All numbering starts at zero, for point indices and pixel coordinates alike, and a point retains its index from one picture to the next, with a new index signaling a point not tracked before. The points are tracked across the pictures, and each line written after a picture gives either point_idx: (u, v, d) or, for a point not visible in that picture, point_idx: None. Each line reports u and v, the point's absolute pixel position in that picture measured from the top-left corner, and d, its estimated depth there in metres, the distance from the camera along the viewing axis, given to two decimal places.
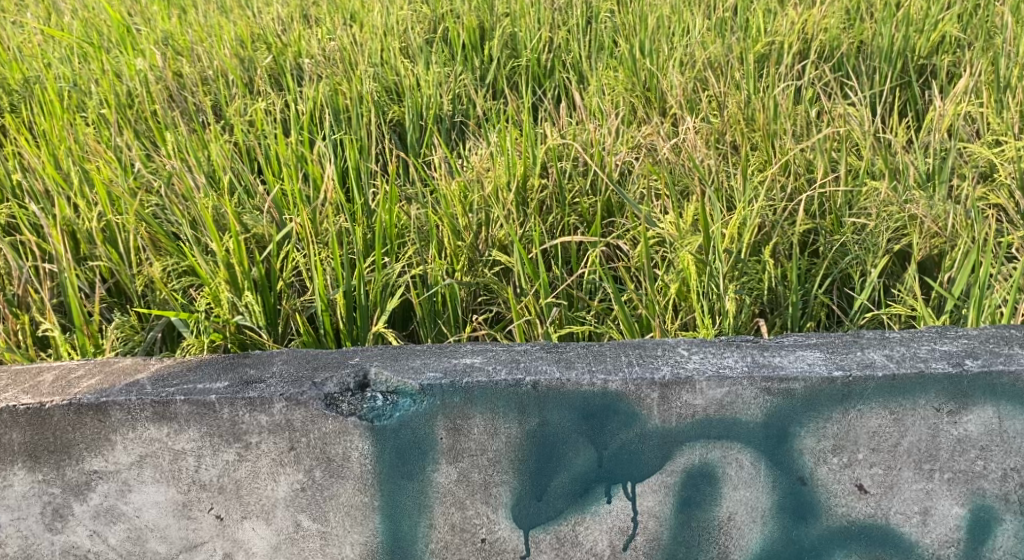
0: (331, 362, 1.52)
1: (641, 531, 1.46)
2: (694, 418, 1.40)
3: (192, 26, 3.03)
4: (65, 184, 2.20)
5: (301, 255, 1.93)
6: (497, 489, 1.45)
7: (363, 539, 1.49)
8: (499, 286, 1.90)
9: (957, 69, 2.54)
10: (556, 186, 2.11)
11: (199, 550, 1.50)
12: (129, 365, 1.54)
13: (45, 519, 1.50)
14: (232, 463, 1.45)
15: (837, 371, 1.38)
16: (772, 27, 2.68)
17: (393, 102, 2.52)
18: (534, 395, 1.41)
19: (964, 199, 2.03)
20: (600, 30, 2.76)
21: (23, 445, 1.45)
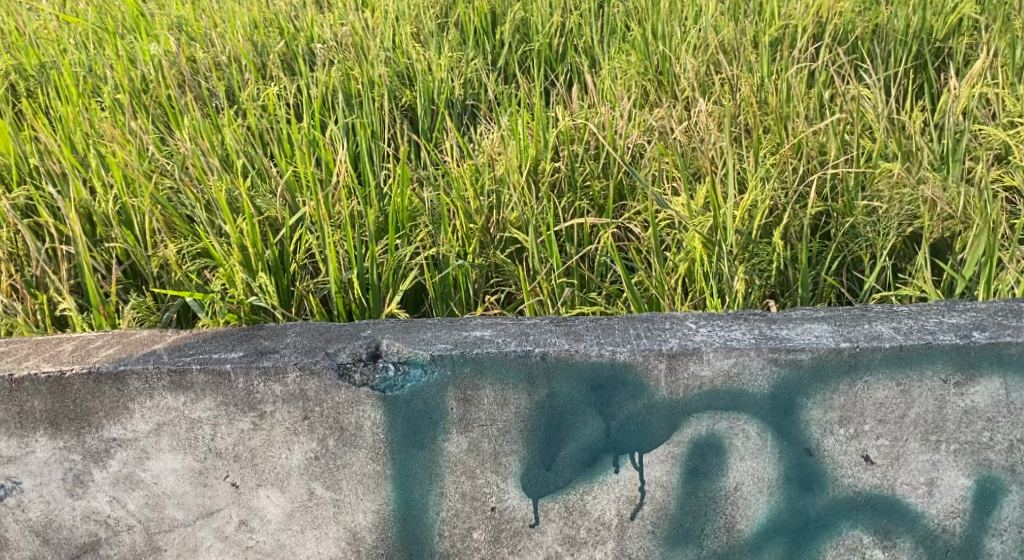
0: (343, 333, 1.54)
1: (649, 501, 1.48)
2: (702, 389, 1.42)
3: (206, 11, 3.05)
4: (81, 166, 2.23)
5: (314, 238, 1.95)
6: (506, 459, 1.47)
7: (375, 507, 1.52)
8: (510, 267, 1.91)
9: (973, 52, 2.52)
10: (568, 169, 2.10)
11: (216, 517, 1.54)
12: (146, 337, 1.58)
13: (67, 485, 1.53)
14: (248, 431, 1.48)
15: (845, 342, 1.39)
16: (786, 10, 2.66)
17: (405, 86, 2.53)
18: (543, 366, 1.42)
19: (978, 180, 2.02)
20: (612, 13, 2.75)
21: (45, 413, 1.49)
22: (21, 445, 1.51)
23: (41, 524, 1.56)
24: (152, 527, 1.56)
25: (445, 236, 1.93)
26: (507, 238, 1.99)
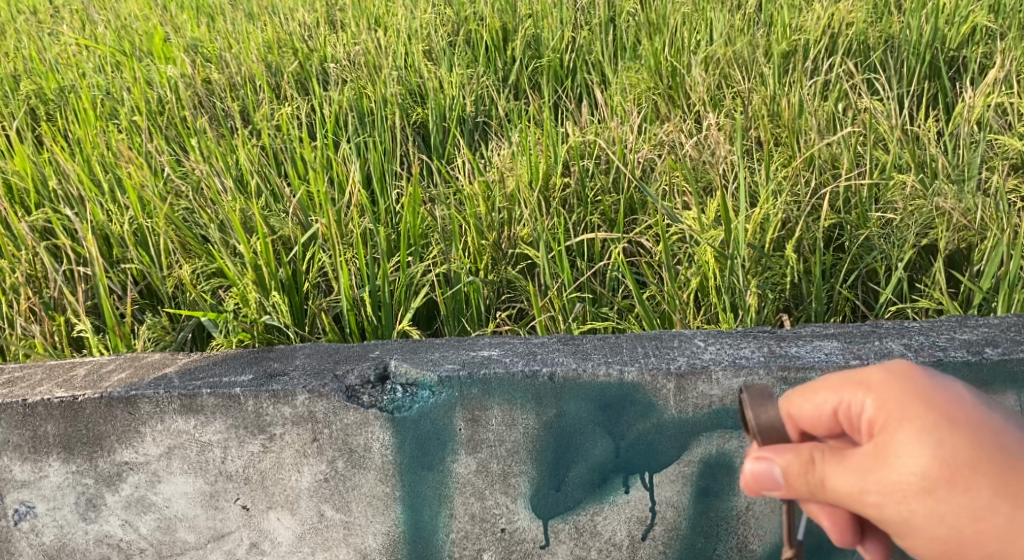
0: (353, 355, 1.55)
1: (660, 521, 1.48)
2: (711, 409, 1.41)
3: (221, 33, 3.06)
4: (98, 189, 2.25)
5: (327, 256, 1.95)
6: (515, 480, 1.47)
7: (385, 529, 1.52)
8: (522, 283, 1.91)
9: (988, 60, 2.49)
10: (578, 184, 2.09)
11: (226, 540, 1.54)
12: (158, 360, 1.59)
13: (79, 509, 1.54)
14: (257, 454, 1.48)
15: (854, 360, 1.38)
16: (798, 23, 2.64)
17: (416, 104, 2.53)
18: (551, 387, 1.42)
19: (994, 191, 1.99)
20: (622, 29, 2.73)
21: (57, 437, 1.50)
22: (34, 470, 1.52)
23: (54, 548, 1.57)
24: (163, 550, 1.56)
25: (456, 253, 1.93)
26: (518, 253, 1.98)
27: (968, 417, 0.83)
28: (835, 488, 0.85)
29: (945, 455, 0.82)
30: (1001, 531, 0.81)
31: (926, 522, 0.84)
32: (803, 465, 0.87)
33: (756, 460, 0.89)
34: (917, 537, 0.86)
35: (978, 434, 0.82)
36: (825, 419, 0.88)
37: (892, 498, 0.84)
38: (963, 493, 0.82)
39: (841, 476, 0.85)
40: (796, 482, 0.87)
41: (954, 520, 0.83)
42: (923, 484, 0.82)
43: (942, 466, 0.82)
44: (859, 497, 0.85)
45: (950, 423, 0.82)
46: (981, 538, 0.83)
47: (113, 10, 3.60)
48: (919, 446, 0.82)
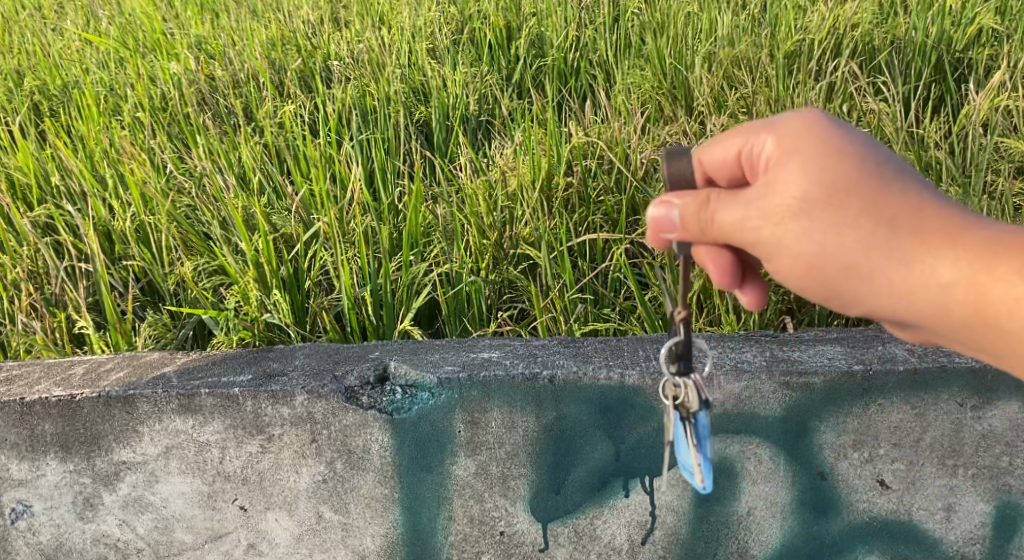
0: (352, 356, 1.53)
1: (660, 526, 1.47)
2: (712, 413, 1.40)
3: (225, 30, 3.05)
4: (100, 186, 2.24)
5: (329, 255, 1.94)
6: (515, 483, 1.46)
7: (383, 531, 1.51)
8: (524, 283, 1.90)
9: (994, 63, 2.47)
10: (581, 184, 2.06)
11: (224, 540, 1.54)
12: (157, 359, 1.59)
13: (77, 508, 1.54)
14: (256, 454, 1.47)
15: (857, 366, 1.37)
16: (802, 23, 2.62)
17: (420, 102, 2.52)
18: (551, 389, 1.41)
19: (1000, 195, 1.98)
20: (627, 27, 2.71)
21: (56, 436, 1.49)
22: (32, 468, 1.52)
23: (51, 547, 1.57)
24: (161, 550, 1.56)
25: (458, 253, 1.92)
26: (519, 253, 1.97)
27: (853, 154, 0.99)
28: (725, 219, 1.02)
29: (825, 179, 0.98)
30: (863, 243, 0.98)
31: (797, 241, 1.00)
32: (700, 206, 1.04)
33: (659, 204, 1.07)
34: (790, 257, 1.02)
35: (857, 164, 0.99)
36: (730, 160, 1.07)
37: (776, 217, 1.00)
38: (836, 211, 0.98)
39: (728, 209, 1.02)
40: (690, 221, 1.05)
41: (824, 237, 0.99)
42: (801, 205, 0.99)
43: (823, 187, 0.98)
44: (747, 221, 1.01)
45: (840, 154, 0.99)
46: (846, 252, 0.99)
47: (117, 5, 3.59)
48: (805, 170, 0.99)
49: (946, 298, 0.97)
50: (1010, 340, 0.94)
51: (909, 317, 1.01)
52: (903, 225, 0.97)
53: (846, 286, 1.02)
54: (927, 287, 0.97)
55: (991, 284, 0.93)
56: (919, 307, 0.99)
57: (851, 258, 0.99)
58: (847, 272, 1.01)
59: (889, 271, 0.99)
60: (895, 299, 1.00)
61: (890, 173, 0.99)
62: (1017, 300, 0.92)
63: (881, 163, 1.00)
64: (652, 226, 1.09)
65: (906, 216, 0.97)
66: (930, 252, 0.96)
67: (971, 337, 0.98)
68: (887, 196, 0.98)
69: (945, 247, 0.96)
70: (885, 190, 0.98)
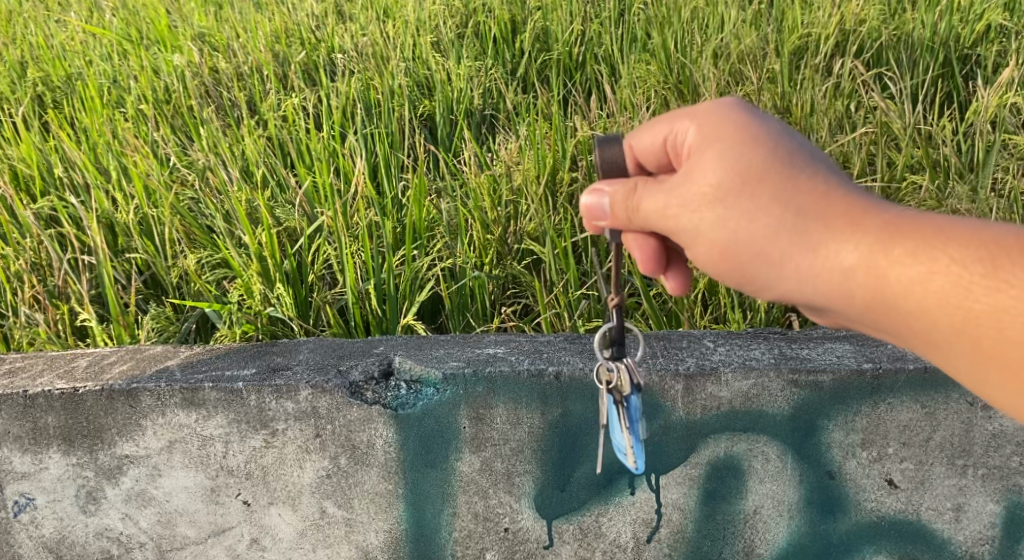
0: (356, 350, 1.52)
1: (665, 524, 1.46)
2: (719, 411, 1.39)
3: (229, 22, 3.03)
4: (103, 178, 2.22)
5: (333, 248, 1.93)
6: (520, 479, 1.45)
7: (386, 527, 1.50)
8: (527, 278, 1.89)
9: (1002, 59, 2.45)
10: (587, 179, 2.05)
11: (227, 535, 1.53)
12: (160, 353, 1.58)
13: (80, 501, 1.53)
14: (259, 449, 1.46)
15: (867, 364, 1.36)
16: (809, 18, 2.59)
17: (424, 96, 2.51)
18: (557, 386, 1.40)
19: (1009, 192, 1.96)
20: (632, 21, 2.68)
21: (58, 429, 1.49)
22: (34, 461, 1.51)
23: (54, 541, 1.56)
24: (163, 544, 1.55)
25: (462, 247, 1.91)
26: (524, 249, 1.96)
27: (767, 142, 1.01)
28: (647, 207, 1.04)
29: (737, 167, 1.00)
30: (771, 227, 0.98)
31: (713, 230, 1.01)
32: (626, 194, 1.06)
33: (590, 192, 1.09)
34: (706, 244, 1.03)
35: (769, 152, 1.00)
36: (656, 148, 1.08)
37: (691, 202, 1.01)
38: (747, 198, 0.99)
39: (651, 198, 1.04)
40: (618, 208, 1.07)
41: (736, 221, 1.00)
42: (714, 191, 1.00)
43: (735, 173, 1.00)
44: (664, 207, 1.02)
45: (753, 141, 1.00)
46: (756, 238, 1.00)
47: None
48: (719, 157, 1.01)
49: (848, 282, 0.95)
50: (910, 321, 0.92)
51: (819, 303, 1.00)
52: (809, 210, 0.97)
53: (761, 272, 1.02)
54: (830, 271, 0.96)
55: (887, 266, 0.92)
56: (826, 292, 0.98)
57: (761, 242, 0.99)
58: (758, 258, 1.01)
59: (798, 258, 0.98)
60: (804, 284, 0.99)
61: (800, 162, 1.00)
62: (913, 281, 0.90)
63: (794, 151, 1.01)
64: (585, 214, 1.11)
65: (812, 202, 0.97)
66: (833, 236, 0.95)
67: (876, 321, 0.96)
68: (796, 183, 0.98)
69: (848, 231, 0.95)
70: (795, 177, 0.99)
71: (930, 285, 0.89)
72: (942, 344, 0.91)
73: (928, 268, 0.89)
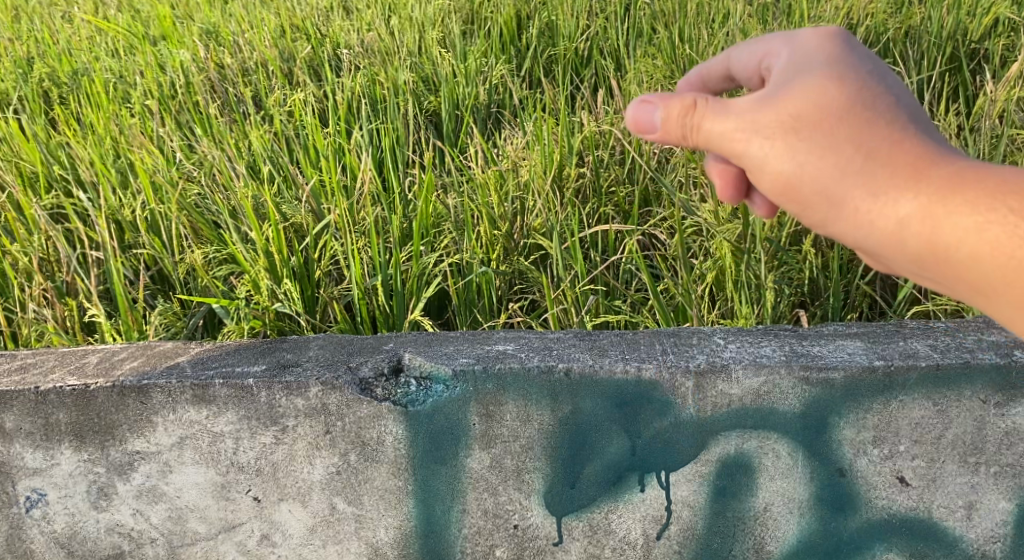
0: (366, 347, 1.52)
1: (675, 521, 1.47)
2: (730, 408, 1.39)
3: (234, 18, 3.02)
4: (110, 172, 2.22)
5: (339, 244, 1.92)
6: (530, 476, 1.46)
7: (396, 523, 1.51)
8: (534, 274, 1.87)
9: (1011, 53, 2.42)
10: (593, 175, 2.04)
11: (237, 531, 1.54)
12: (171, 349, 1.58)
13: (91, 497, 1.54)
14: (270, 445, 1.47)
15: (879, 361, 1.36)
16: (817, 11, 2.56)
17: (429, 92, 2.49)
18: (567, 383, 1.40)
19: None
20: (639, 16, 2.66)
21: (69, 425, 1.49)
22: (46, 457, 1.51)
23: (66, 536, 1.57)
24: (174, 540, 1.56)
25: (469, 243, 1.89)
26: (531, 244, 1.95)
27: (852, 81, 0.91)
28: (713, 128, 0.95)
29: (815, 101, 0.90)
30: (839, 166, 0.90)
31: (778, 160, 0.93)
32: (691, 111, 0.96)
33: (641, 102, 1.00)
34: (768, 174, 0.95)
35: (851, 90, 0.90)
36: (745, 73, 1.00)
37: (755, 129, 0.93)
38: (818, 133, 0.90)
39: (717, 119, 0.95)
40: (673, 124, 0.98)
41: (802, 156, 0.91)
42: (787, 121, 0.91)
43: (808, 106, 0.90)
44: (725, 132, 0.95)
45: (838, 77, 0.90)
46: (822, 174, 0.91)
47: None
48: (795, 89, 0.91)
49: (903, 231, 0.89)
50: (958, 273, 0.87)
51: (870, 246, 0.93)
52: (881, 151, 0.89)
53: (817, 209, 0.95)
54: (888, 219, 0.89)
55: (947, 216, 0.86)
56: (879, 238, 0.91)
57: (824, 180, 0.91)
58: (821, 195, 0.92)
59: (858, 200, 0.91)
60: (861, 227, 0.92)
61: (882, 104, 0.90)
62: (967, 232, 0.85)
63: (877, 90, 0.91)
64: (632, 126, 1.02)
65: (883, 145, 0.89)
66: (900, 182, 0.88)
67: (923, 270, 0.91)
68: (872, 124, 0.89)
69: (916, 179, 0.88)
70: (872, 117, 0.89)
71: (985, 236, 0.83)
72: (988, 297, 0.86)
73: (984, 218, 0.84)
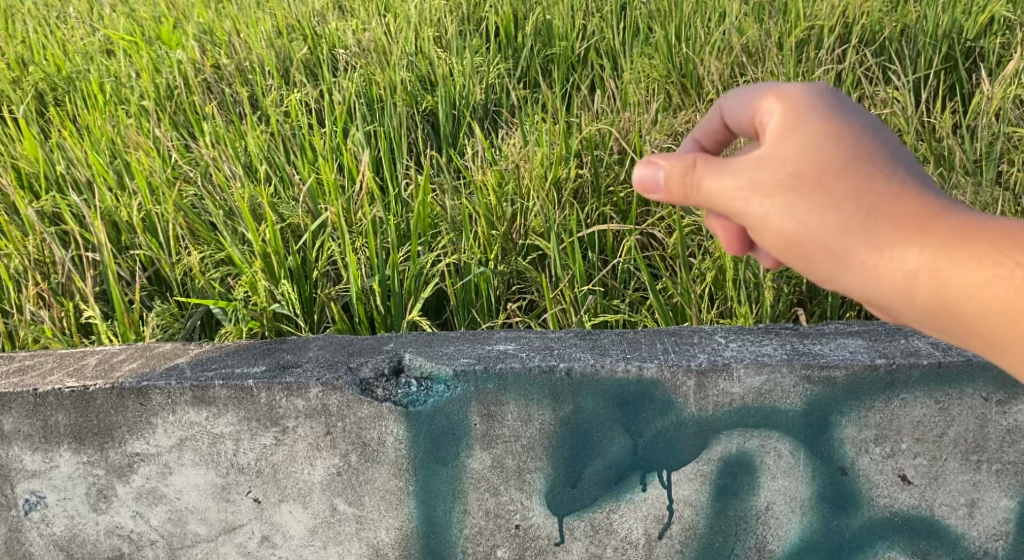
0: (366, 347, 1.52)
1: (677, 520, 1.47)
2: (732, 406, 1.39)
3: (230, 18, 3.01)
4: (106, 173, 2.21)
5: (336, 245, 1.91)
6: (531, 476, 1.45)
7: (397, 524, 1.50)
8: (533, 274, 1.86)
9: (1006, 51, 2.42)
10: (591, 175, 2.03)
11: (237, 533, 1.53)
12: (170, 350, 1.57)
13: (90, 499, 1.53)
14: (270, 447, 1.46)
15: (880, 359, 1.36)
16: (812, 10, 2.56)
17: (426, 91, 2.48)
18: (569, 382, 1.40)
19: (1015, 184, 1.93)
20: (635, 15, 2.66)
21: (68, 427, 1.48)
22: (45, 459, 1.51)
23: (65, 539, 1.56)
24: (174, 542, 1.55)
25: (467, 243, 1.89)
26: (530, 244, 1.94)
27: (850, 135, 0.86)
28: (711, 185, 0.90)
29: (813, 156, 0.86)
30: (842, 223, 0.86)
31: (780, 219, 0.88)
32: (687, 167, 0.92)
33: (641, 162, 0.94)
34: (768, 232, 0.90)
35: (846, 143, 0.86)
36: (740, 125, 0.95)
37: (755, 186, 0.88)
38: (817, 190, 0.86)
39: (715, 176, 0.90)
40: (674, 185, 0.93)
41: (804, 214, 0.87)
42: (787, 178, 0.87)
43: (808, 163, 0.86)
44: (724, 190, 0.89)
45: (836, 133, 0.86)
46: (825, 231, 0.87)
47: None
48: (793, 144, 0.87)
49: (911, 287, 0.84)
50: (973, 329, 0.82)
51: (879, 302, 0.89)
52: (882, 206, 0.85)
53: (822, 267, 0.90)
54: (896, 275, 0.85)
55: (954, 271, 0.81)
56: (888, 294, 0.87)
57: (828, 237, 0.87)
58: (825, 252, 0.88)
59: (864, 256, 0.86)
60: (869, 283, 0.87)
61: (880, 156, 0.86)
62: (979, 286, 0.80)
63: (877, 143, 0.87)
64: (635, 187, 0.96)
65: (883, 200, 0.85)
66: (906, 236, 0.84)
67: (935, 326, 0.86)
68: (873, 178, 0.85)
69: (920, 233, 0.84)
70: (870, 170, 0.85)
71: (995, 291, 0.79)
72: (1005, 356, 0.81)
73: (993, 273, 0.79)
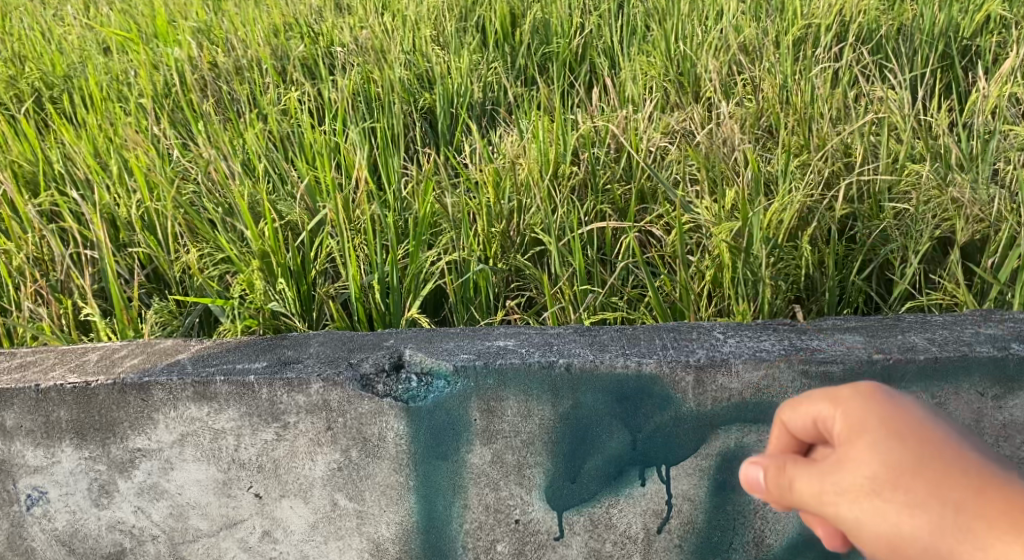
0: (367, 343, 1.53)
1: (676, 515, 1.48)
2: (730, 402, 1.40)
3: (227, 15, 3.02)
4: (105, 171, 2.21)
5: (335, 242, 1.92)
6: (531, 471, 1.46)
7: (398, 519, 1.51)
8: (532, 272, 1.87)
9: (1002, 50, 2.43)
10: (589, 173, 2.04)
11: (239, 527, 1.54)
12: (171, 347, 1.58)
13: (92, 495, 1.54)
14: (271, 442, 1.47)
15: (877, 355, 1.37)
16: (809, 9, 2.56)
17: (424, 89, 2.48)
18: (568, 378, 1.40)
19: (1011, 182, 1.93)
20: (632, 14, 2.67)
21: (70, 423, 1.49)
22: (47, 455, 1.51)
23: (66, 534, 1.57)
24: (176, 537, 1.56)
25: (466, 240, 1.89)
26: (528, 241, 1.94)
27: (921, 430, 0.69)
28: (802, 491, 0.72)
29: (892, 455, 0.68)
30: (934, 533, 0.66)
31: (878, 529, 0.69)
32: (776, 472, 0.75)
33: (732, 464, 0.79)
34: (864, 542, 0.70)
35: (916, 441, 0.68)
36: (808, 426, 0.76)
37: (842, 492, 0.70)
38: (905, 493, 0.67)
39: (803, 480, 0.73)
40: (770, 490, 0.76)
41: (895, 519, 0.68)
42: (869, 485, 0.68)
43: (886, 465, 0.68)
44: (815, 500, 0.71)
45: (903, 430, 0.69)
46: (923, 545, 0.66)
47: None
48: (866, 446, 0.69)
49: None
50: None
51: None
52: (987, 514, 0.63)
53: None
54: None
55: None
56: None
57: (936, 553, 0.65)
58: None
59: None
60: None
61: (952, 444, 0.68)
62: None
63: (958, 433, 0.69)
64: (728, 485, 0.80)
65: (969, 499, 0.65)
66: None
67: None
68: (955, 469, 0.66)
69: None
70: (946, 467, 0.67)
71: None
72: None
73: None
